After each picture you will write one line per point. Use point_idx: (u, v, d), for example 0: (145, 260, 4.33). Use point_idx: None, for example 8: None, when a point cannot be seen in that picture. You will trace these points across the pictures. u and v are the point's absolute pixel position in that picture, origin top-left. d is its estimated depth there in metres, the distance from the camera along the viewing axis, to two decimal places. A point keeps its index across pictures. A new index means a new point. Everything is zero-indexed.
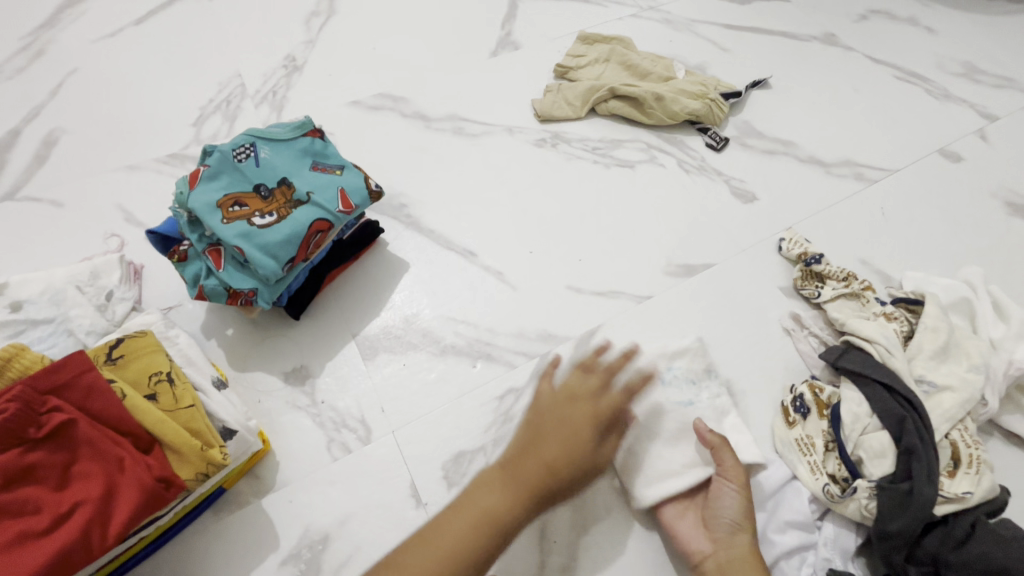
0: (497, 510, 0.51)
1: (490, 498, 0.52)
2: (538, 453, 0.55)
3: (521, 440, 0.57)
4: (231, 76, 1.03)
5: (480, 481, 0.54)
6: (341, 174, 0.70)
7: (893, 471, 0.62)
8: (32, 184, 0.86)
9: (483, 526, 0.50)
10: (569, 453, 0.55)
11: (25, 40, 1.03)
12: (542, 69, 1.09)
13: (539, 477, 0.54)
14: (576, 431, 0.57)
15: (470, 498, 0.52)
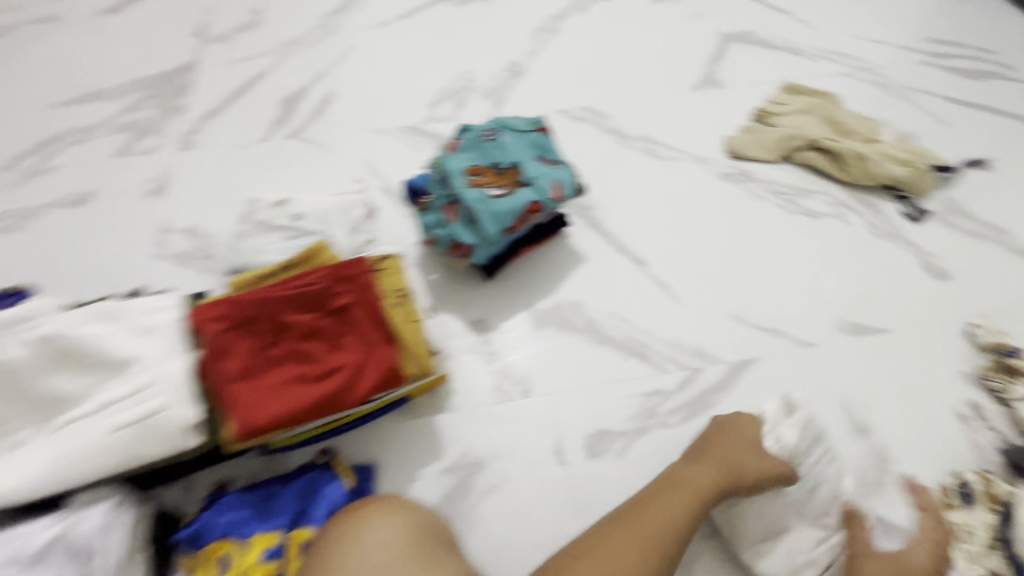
0: (677, 516, 0.64)
1: (682, 500, 0.65)
2: (716, 463, 0.68)
3: (686, 459, 0.70)
4: (465, 72, 1.21)
5: (656, 494, 0.66)
6: (558, 169, 0.81)
7: None
8: (308, 129, 1.09)
9: (667, 529, 0.63)
10: (715, 471, 0.68)
11: (321, 19, 1.31)
12: (741, 110, 1.13)
13: (694, 490, 0.66)
14: (730, 458, 0.69)
15: (664, 498, 0.66)
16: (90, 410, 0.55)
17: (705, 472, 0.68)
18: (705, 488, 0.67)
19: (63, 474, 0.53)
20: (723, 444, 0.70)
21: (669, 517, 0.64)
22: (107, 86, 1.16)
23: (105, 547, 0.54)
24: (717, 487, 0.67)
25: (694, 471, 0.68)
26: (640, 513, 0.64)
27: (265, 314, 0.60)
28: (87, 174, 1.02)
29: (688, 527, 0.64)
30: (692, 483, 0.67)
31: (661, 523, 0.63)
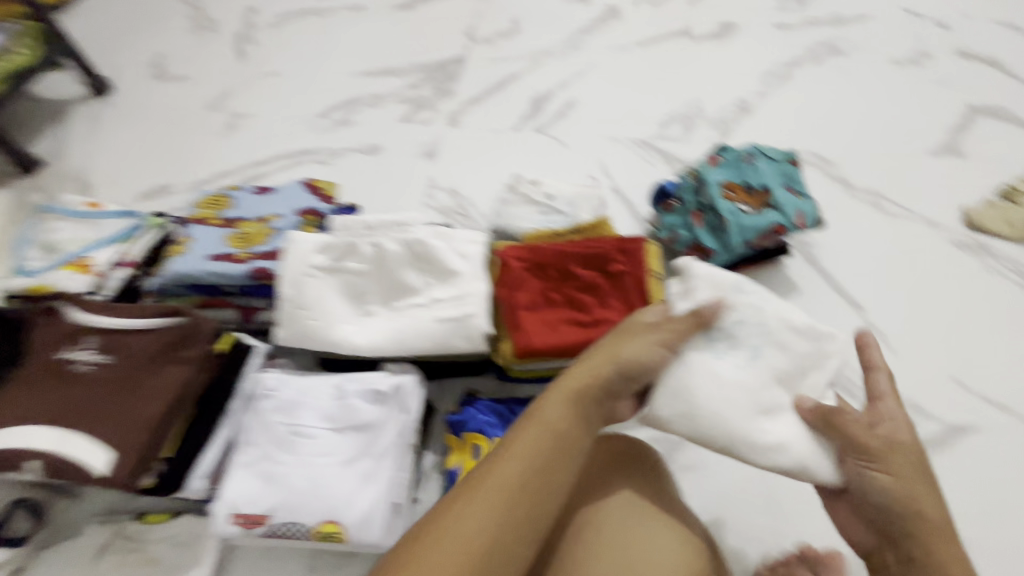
0: (532, 456, 0.54)
1: (533, 435, 0.55)
2: (578, 373, 0.59)
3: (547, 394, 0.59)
4: (695, 100, 1.31)
5: (513, 442, 0.55)
6: (803, 199, 0.87)
7: None
8: (552, 127, 1.25)
9: (533, 476, 0.53)
10: (574, 398, 0.58)
11: (569, 38, 1.49)
12: (983, 183, 1.10)
13: (552, 429, 0.55)
14: (602, 361, 0.59)
15: (512, 446, 0.55)
16: (423, 302, 0.71)
17: (563, 404, 0.57)
18: (564, 426, 0.56)
19: (396, 343, 0.69)
20: (618, 344, 0.63)
21: (547, 459, 0.54)
22: (395, 64, 1.42)
23: (408, 411, 0.65)
24: (576, 413, 0.57)
25: (551, 409, 0.57)
26: (495, 465, 0.54)
27: (553, 262, 0.73)
28: (375, 128, 1.26)
29: (540, 467, 0.54)
30: (549, 417, 0.56)
31: (532, 458, 0.54)
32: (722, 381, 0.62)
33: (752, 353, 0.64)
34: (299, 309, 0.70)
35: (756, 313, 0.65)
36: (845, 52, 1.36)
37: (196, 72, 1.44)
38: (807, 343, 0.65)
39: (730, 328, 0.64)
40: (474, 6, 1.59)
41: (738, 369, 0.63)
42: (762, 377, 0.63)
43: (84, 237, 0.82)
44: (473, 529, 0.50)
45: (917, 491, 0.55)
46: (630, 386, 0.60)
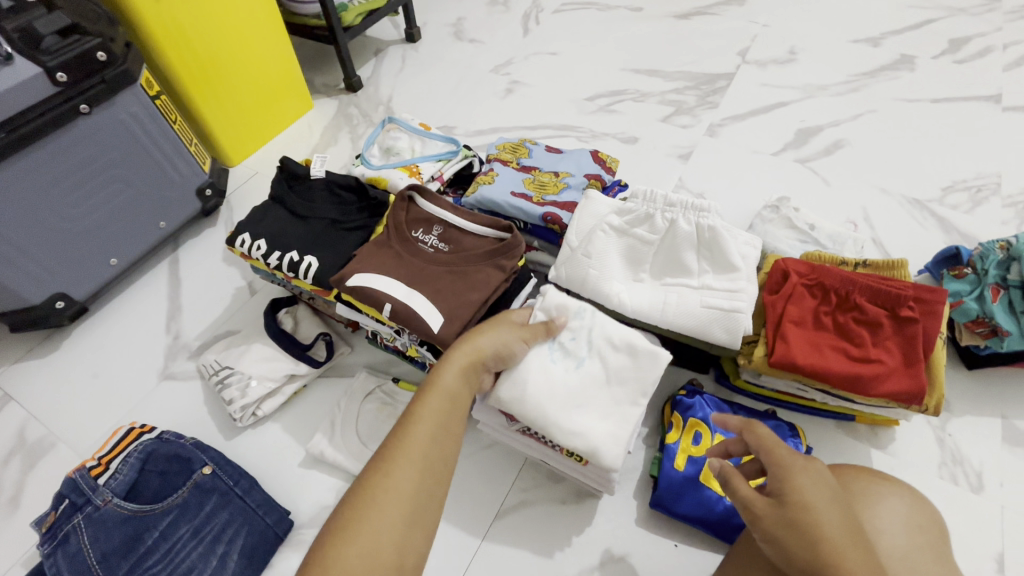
0: (438, 420, 0.51)
1: (446, 411, 0.52)
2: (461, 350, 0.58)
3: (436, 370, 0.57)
4: (992, 172, 1.18)
5: (420, 408, 0.51)
6: None
7: None
8: (815, 161, 1.21)
9: (439, 443, 0.49)
10: (463, 370, 0.56)
11: (851, 78, 1.43)
12: None
13: (448, 394, 0.53)
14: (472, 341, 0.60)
15: (422, 415, 0.50)
16: (694, 285, 0.75)
17: (454, 377, 0.55)
18: (460, 391, 0.54)
19: (660, 314, 0.74)
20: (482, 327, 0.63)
21: (454, 423, 0.52)
22: (664, 68, 1.48)
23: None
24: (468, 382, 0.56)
25: (443, 376, 0.55)
26: (410, 428, 0.49)
27: (838, 289, 0.73)
28: (636, 121, 1.33)
29: (449, 423, 0.51)
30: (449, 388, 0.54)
31: (443, 419, 0.51)
32: (546, 384, 0.64)
33: (579, 363, 0.67)
34: (584, 257, 0.78)
35: (583, 324, 0.68)
36: None
37: (486, 38, 1.64)
38: (625, 357, 0.66)
39: (567, 342, 0.67)
40: (752, 30, 1.60)
41: (564, 374, 0.66)
42: (594, 387, 0.65)
43: (416, 149, 1.00)
44: (383, 534, 0.43)
45: (801, 506, 0.47)
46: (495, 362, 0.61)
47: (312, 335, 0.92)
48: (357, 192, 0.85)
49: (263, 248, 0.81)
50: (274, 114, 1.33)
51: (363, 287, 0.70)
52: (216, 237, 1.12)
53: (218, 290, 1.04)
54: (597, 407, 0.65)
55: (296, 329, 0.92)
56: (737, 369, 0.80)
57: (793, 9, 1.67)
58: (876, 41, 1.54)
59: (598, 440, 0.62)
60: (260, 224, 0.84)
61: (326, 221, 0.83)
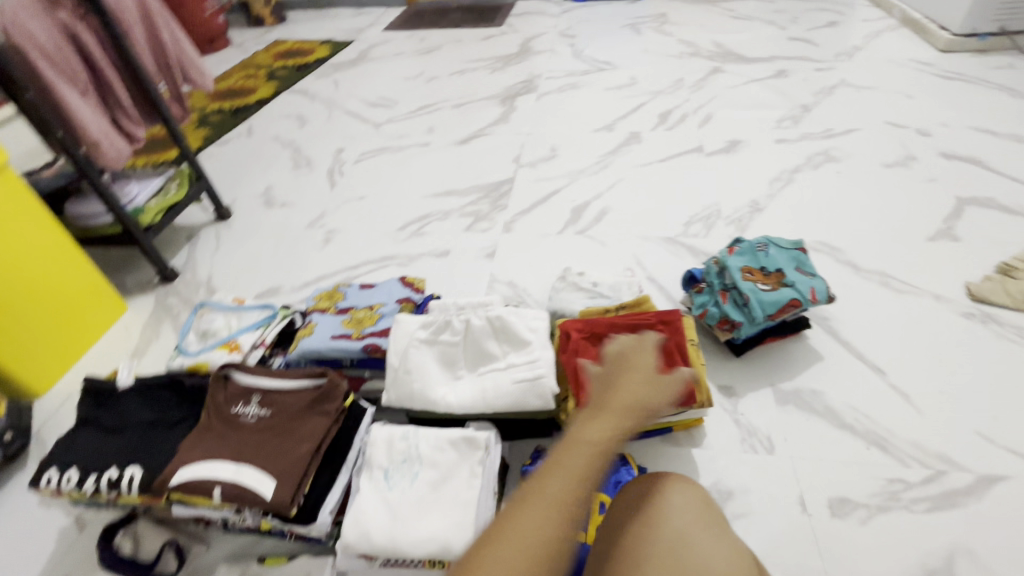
0: (586, 477, 0.52)
1: (583, 459, 0.53)
2: (611, 400, 0.60)
3: (587, 417, 0.58)
4: (713, 202, 1.54)
5: (556, 458, 0.53)
6: (813, 278, 1.03)
7: None
8: (591, 230, 1.48)
9: (577, 491, 0.50)
10: (616, 424, 0.57)
11: (601, 159, 1.80)
12: (986, 258, 1.24)
13: (597, 450, 0.54)
14: (630, 398, 0.61)
15: (558, 464, 0.52)
16: (502, 366, 0.87)
17: (599, 426, 0.56)
18: (608, 444, 0.55)
19: (482, 402, 0.85)
20: (628, 372, 0.65)
21: (587, 468, 0.52)
22: (458, 186, 1.73)
23: (489, 461, 0.77)
24: (622, 436, 0.57)
25: (592, 429, 0.56)
26: (546, 474, 0.51)
27: (609, 332, 0.90)
28: (444, 237, 1.52)
29: (599, 477, 0.53)
30: (590, 439, 0.55)
31: (578, 468, 0.52)
32: (389, 509, 0.73)
33: (413, 476, 0.76)
34: (405, 374, 0.87)
35: (410, 442, 0.79)
36: (838, 160, 1.65)
37: (296, 199, 1.78)
38: (453, 454, 0.78)
39: (398, 464, 0.78)
40: (520, 139, 1.95)
41: (402, 493, 0.75)
42: (430, 492, 0.75)
43: (233, 324, 1.04)
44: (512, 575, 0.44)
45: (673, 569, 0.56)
46: (642, 409, 0.61)
47: (156, 548, 0.84)
48: (173, 386, 0.86)
49: (75, 478, 0.77)
50: (82, 329, 1.28)
51: (191, 481, 0.71)
52: (24, 481, 1.01)
53: (35, 538, 0.93)
54: (437, 506, 0.73)
55: (138, 549, 0.83)
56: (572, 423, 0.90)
57: (545, 117, 2.08)
58: (610, 127, 1.97)
59: (449, 538, 0.69)
60: (68, 454, 0.80)
61: (144, 425, 0.82)
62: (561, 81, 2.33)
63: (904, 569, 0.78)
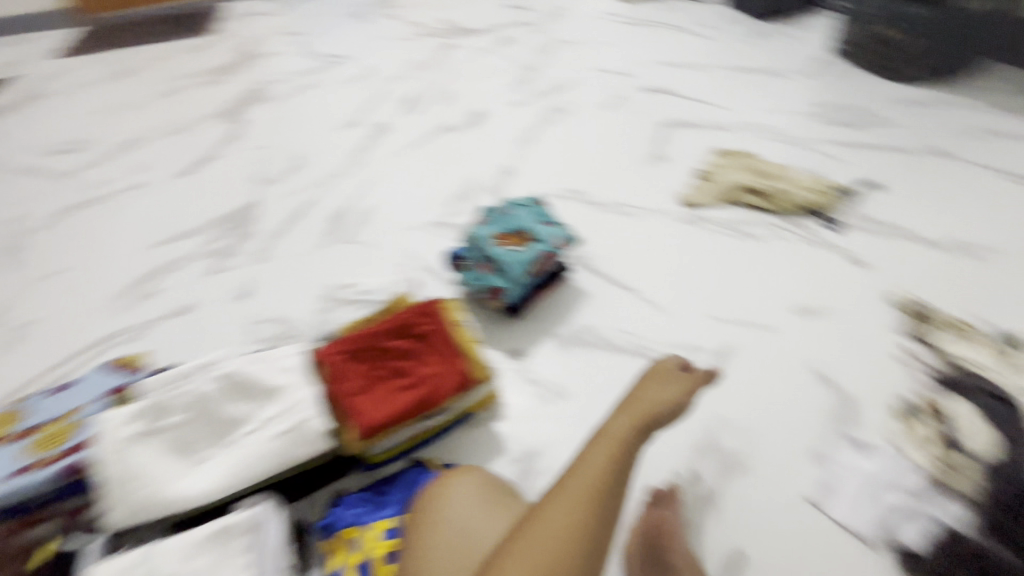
0: (609, 467, 0.69)
1: (607, 452, 0.70)
2: (635, 403, 0.76)
3: (615, 417, 0.74)
4: (470, 175, 1.55)
5: (589, 453, 0.70)
6: (557, 227, 1.08)
7: (991, 456, 0.81)
8: (356, 234, 1.38)
9: (604, 478, 0.67)
10: (632, 421, 0.73)
11: (352, 156, 1.68)
12: (688, 170, 1.47)
13: (618, 442, 0.70)
14: (647, 397, 0.77)
15: (590, 459, 0.69)
16: (253, 427, 0.75)
17: (625, 423, 0.73)
18: (626, 439, 0.71)
19: (239, 476, 0.72)
20: (650, 379, 0.80)
21: (615, 461, 0.69)
22: (191, 225, 1.46)
23: (262, 542, 0.66)
24: (638, 432, 0.72)
25: (617, 427, 0.72)
26: (581, 465, 0.69)
27: (371, 344, 0.84)
28: (184, 290, 1.28)
29: (620, 467, 0.68)
30: (615, 435, 0.71)
31: (607, 460, 0.69)
32: None
33: None
34: (124, 485, 0.68)
35: (149, 566, 0.63)
36: (568, 111, 1.79)
37: None
38: (211, 554, 0.65)
39: None
40: (257, 155, 1.73)
41: None
42: None
43: None
44: (541, 546, 0.62)
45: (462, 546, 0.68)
46: (663, 405, 0.76)
47: None
48: None
49: None
50: None
51: None
52: None
53: None
54: None
55: None
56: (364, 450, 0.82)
57: (285, 124, 1.88)
58: (357, 122, 1.86)
59: None
60: None
61: None
62: (295, 83, 2.12)
63: (683, 456, 0.88)
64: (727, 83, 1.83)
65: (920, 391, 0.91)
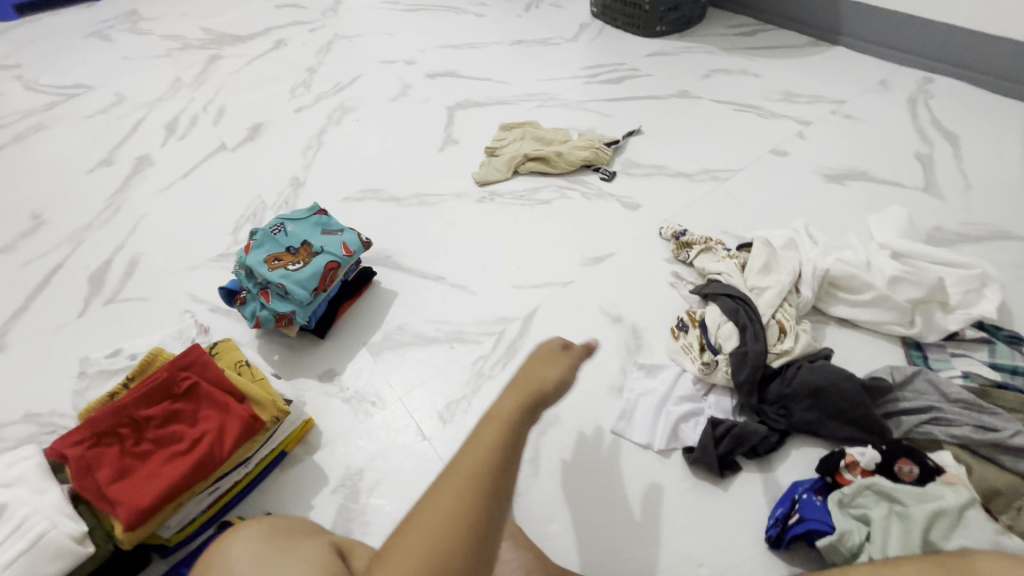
0: (499, 449, 0.51)
1: (493, 432, 0.53)
2: (528, 379, 0.62)
3: (503, 395, 0.59)
4: (256, 196, 1.42)
5: (473, 437, 0.53)
6: (341, 234, 1.05)
7: (739, 343, 0.88)
8: (124, 291, 1.19)
9: (489, 464, 0.50)
10: (519, 397, 0.58)
11: (108, 201, 1.44)
12: (478, 149, 1.50)
13: (505, 420, 0.55)
14: (534, 372, 0.64)
15: (471, 443, 0.52)
16: None
17: (512, 399, 0.58)
18: (516, 418, 0.56)
19: None
20: (544, 356, 0.67)
21: (502, 443, 0.52)
22: None
23: None
24: (527, 411, 0.57)
25: (502, 405, 0.57)
26: (462, 452, 0.51)
27: (119, 421, 0.73)
28: None
29: (511, 451, 0.52)
30: (502, 415, 0.55)
31: (495, 442, 0.52)
32: None
33: None
34: None
35: None
36: (355, 109, 1.72)
37: None
38: None
39: None
40: None
41: None
42: None
43: None
44: None
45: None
46: (557, 381, 0.63)
47: None
48: None
49: None
50: None
51: None
52: None
53: None
54: None
55: None
56: (155, 533, 0.73)
57: (10, 180, 1.54)
58: (109, 160, 1.59)
59: None
60: None
61: None
62: (18, 127, 1.75)
63: None
64: (505, 58, 1.90)
65: (687, 308, 1.03)
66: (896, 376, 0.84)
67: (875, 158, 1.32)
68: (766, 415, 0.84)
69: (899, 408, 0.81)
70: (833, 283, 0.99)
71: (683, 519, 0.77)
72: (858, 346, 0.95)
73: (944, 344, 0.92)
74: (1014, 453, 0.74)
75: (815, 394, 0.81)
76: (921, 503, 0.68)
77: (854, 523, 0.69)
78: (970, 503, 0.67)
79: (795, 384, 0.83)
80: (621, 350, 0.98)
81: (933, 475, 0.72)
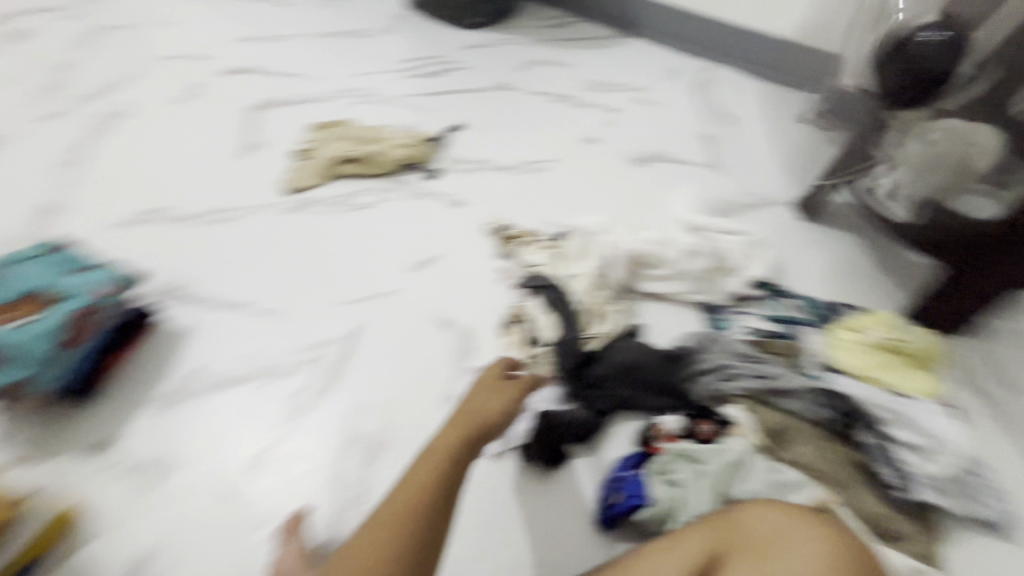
0: (437, 471, 0.63)
1: (429, 461, 0.64)
2: (471, 416, 0.69)
3: (444, 429, 0.68)
4: None
5: (415, 466, 0.64)
6: (93, 273, 0.88)
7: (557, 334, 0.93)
8: None
9: (425, 485, 0.61)
10: (461, 431, 0.67)
11: None
12: (285, 154, 1.34)
13: (442, 449, 0.65)
14: (476, 405, 0.71)
15: (411, 473, 0.63)
16: None
17: (453, 434, 0.66)
18: (456, 447, 0.65)
19: None
20: (485, 388, 0.73)
21: (440, 465, 0.63)
22: None
23: None
24: (466, 442, 0.66)
25: (443, 438, 0.66)
26: (404, 482, 0.62)
27: None
28: None
29: (449, 476, 0.62)
30: (440, 447, 0.65)
31: (437, 467, 0.63)
32: None
33: None
34: None
35: None
36: (131, 113, 1.45)
37: None
38: None
39: None
40: None
41: None
42: None
43: None
44: None
45: None
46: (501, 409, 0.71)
47: None
48: None
49: None
50: None
51: None
52: None
53: None
54: None
55: None
56: None
57: None
58: None
59: None
60: None
61: None
62: None
63: (321, 469, 0.82)
64: (316, 50, 1.74)
65: (510, 304, 1.01)
66: (693, 339, 0.90)
67: (671, 141, 1.45)
68: (587, 398, 0.86)
69: (698, 369, 0.88)
70: (639, 261, 1.05)
71: (517, 522, 0.77)
72: (665, 317, 1.02)
73: (731, 306, 1.02)
74: (782, 394, 0.85)
75: (625, 372, 0.86)
76: (716, 460, 0.77)
77: (665, 489, 0.75)
78: (749, 451, 0.78)
79: (609, 365, 0.87)
80: (451, 355, 0.95)
81: (721, 428, 0.82)
